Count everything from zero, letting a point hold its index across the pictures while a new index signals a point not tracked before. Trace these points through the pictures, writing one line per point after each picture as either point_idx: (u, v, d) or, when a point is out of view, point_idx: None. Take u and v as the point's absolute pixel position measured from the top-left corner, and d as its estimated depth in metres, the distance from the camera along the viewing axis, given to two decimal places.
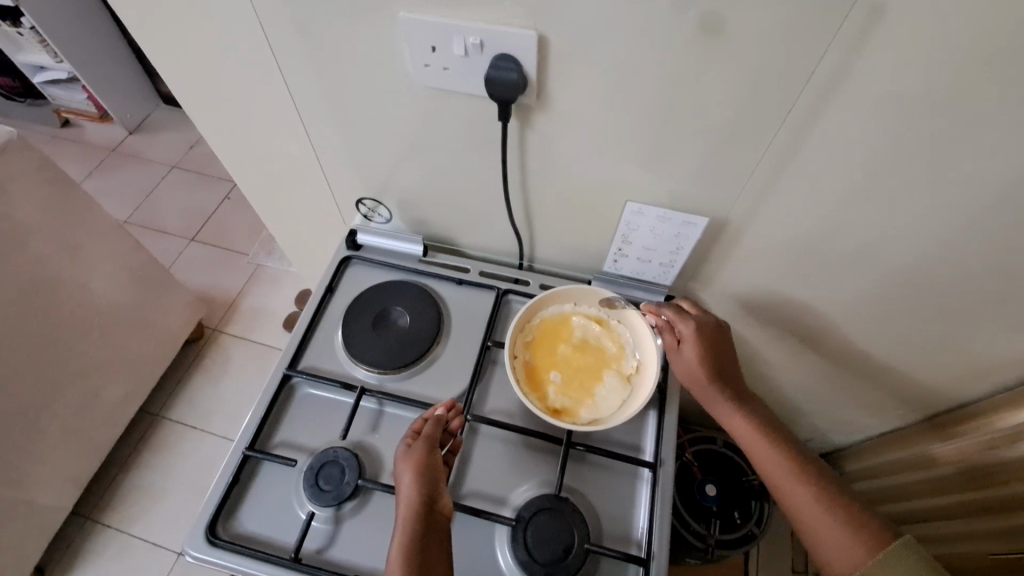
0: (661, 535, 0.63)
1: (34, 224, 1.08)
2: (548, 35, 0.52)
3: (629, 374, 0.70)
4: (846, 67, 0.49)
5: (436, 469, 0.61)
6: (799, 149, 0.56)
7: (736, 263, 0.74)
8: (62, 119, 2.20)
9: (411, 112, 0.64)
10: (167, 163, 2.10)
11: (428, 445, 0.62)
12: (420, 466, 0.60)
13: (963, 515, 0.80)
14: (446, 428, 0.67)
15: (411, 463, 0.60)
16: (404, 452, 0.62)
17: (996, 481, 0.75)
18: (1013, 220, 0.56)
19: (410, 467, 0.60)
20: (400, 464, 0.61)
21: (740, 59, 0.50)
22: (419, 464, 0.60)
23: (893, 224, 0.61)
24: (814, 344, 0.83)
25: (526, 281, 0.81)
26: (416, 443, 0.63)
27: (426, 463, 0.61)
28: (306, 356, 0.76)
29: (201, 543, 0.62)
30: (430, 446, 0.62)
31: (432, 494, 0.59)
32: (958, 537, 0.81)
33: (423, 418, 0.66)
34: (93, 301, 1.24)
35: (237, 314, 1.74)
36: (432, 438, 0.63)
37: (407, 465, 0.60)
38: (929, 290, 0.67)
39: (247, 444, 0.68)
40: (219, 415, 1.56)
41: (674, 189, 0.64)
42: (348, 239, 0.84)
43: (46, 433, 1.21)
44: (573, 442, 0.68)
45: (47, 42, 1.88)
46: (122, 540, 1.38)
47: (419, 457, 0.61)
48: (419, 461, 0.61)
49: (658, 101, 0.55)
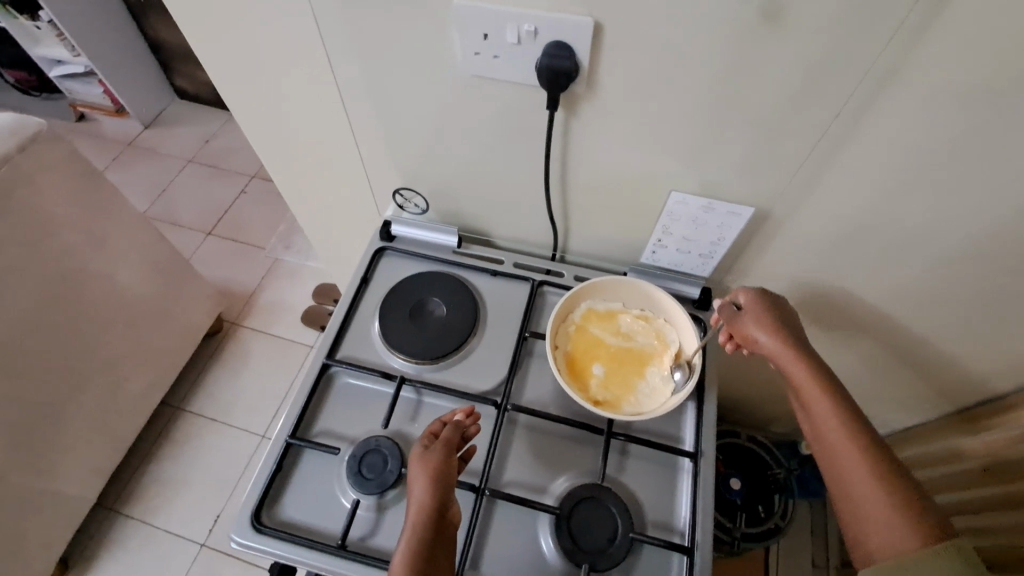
0: (704, 525, 0.63)
1: (63, 216, 1.08)
2: (602, 23, 0.51)
3: (673, 371, 0.70)
4: (907, 56, 0.48)
5: (450, 475, 0.60)
6: (851, 140, 0.56)
7: (775, 254, 0.73)
8: (78, 113, 2.21)
9: (456, 103, 0.64)
10: (183, 157, 2.11)
11: (445, 450, 0.61)
12: (434, 472, 0.59)
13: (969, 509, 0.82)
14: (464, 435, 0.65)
15: (426, 467, 0.59)
16: (419, 454, 0.61)
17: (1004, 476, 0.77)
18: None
19: (425, 470, 0.59)
20: (414, 466, 0.60)
21: (800, 46, 0.49)
22: (433, 470, 0.59)
23: (941, 217, 0.61)
24: (848, 337, 0.83)
25: (560, 273, 0.81)
26: (432, 447, 0.61)
27: (441, 469, 0.60)
28: (344, 346, 0.76)
29: (247, 530, 0.63)
30: (447, 453, 0.61)
31: (444, 501, 0.58)
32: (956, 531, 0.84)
33: (442, 421, 0.65)
34: (117, 295, 1.24)
35: (255, 307, 1.75)
36: (449, 443, 0.62)
37: (422, 467, 0.59)
38: (971, 284, 0.67)
39: (289, 432, 0.69)
40: (239, 407, 1.57)
41: (719, 181, 0.64)
42: (382, 230, 0.84)
43: (72, 424, 1.21)
44: (614, 432, 0.68)
45: (65, 35, 1.87)
46: (146, 531, 1.39)
47: (434, 463, 0.60)
48: (433, 466, 0.59)
49: (711, 91, 0.55)
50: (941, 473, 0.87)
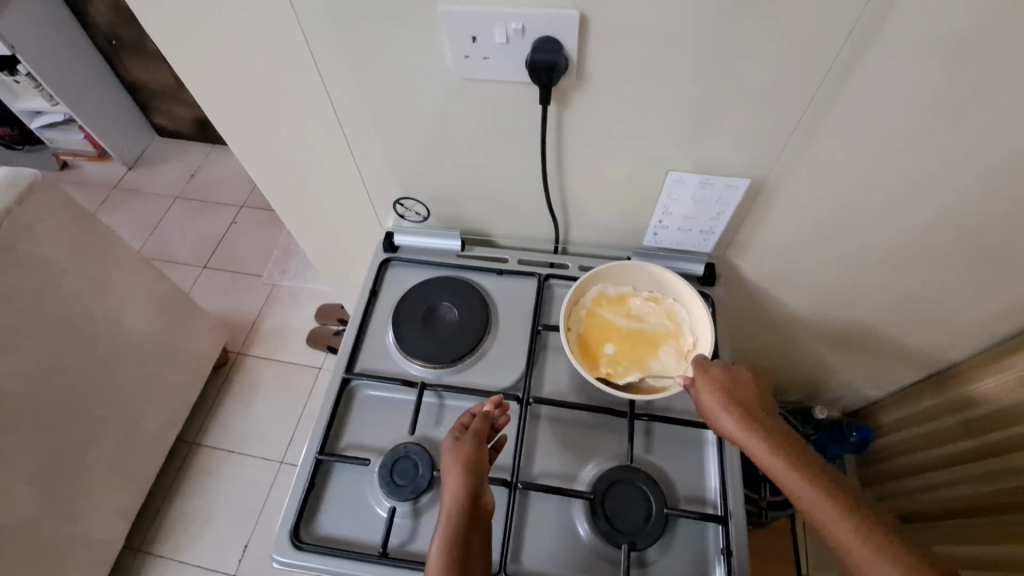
0: (735, 493, 0.65)
1: (65, 262, 1.08)
2: (589, 14, 0.53)
3: (685, 351, 0.71)
4: (885, 15, 0.50)
5: (482, 464, 0.61)
6: (837, 103, 0.57)
7: (774, 224, 0.74)
8: (61, 161, 2.20)
9: (450, 106, 0.65)
10: (171, 194, 2.11)
11: (476, 440, 0.63)
12: (468, 460, 0.60)
13: (990, 455, 0.84)
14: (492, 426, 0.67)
15: (459, 457, 0.61)
16: (451, 445, 0.62)
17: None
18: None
19: (458, 460, 0.61)
20: (448, 456, 0.61)
21: (782, 16, 0.51)
22: (466, 458, 0.61)
23: (930, 171, 0.62)
24: (853, 298, 0.84)
25: (565, 265, 0.82)
26: (464, 437, 0.63)
27: (474, 458, 0.61)
28: (361, 359, 0.77)
29: (287, 549, 0.63)
30: (478, 441, 0.63)
31: (477, 490, 0.59)
32: (977, 478, 0.85)
33: (471, 412, 0.66)
34: (123, 335, 1.24)
35: (260, 335, 1.75)
36: (480, 433, 0.64)
37: (455, 457, 0.61)
38: (967, 232, 0.69)
39: (318, 448, 0.69)
40: (254, 436, 1.57)
41: (713, 157, 0.65)
42: (386, 242, 0.85)
43: (93, 469, 1.21)
44: (637, 414, 0.69)
45: (42, 85, 1.87)
46: (176, 568, 1.39)
47: (467, 451, 0.61)
48: (466, 456, 0.61)
49: (698, 69, 0.56)
50: (959, 421, 0.88)
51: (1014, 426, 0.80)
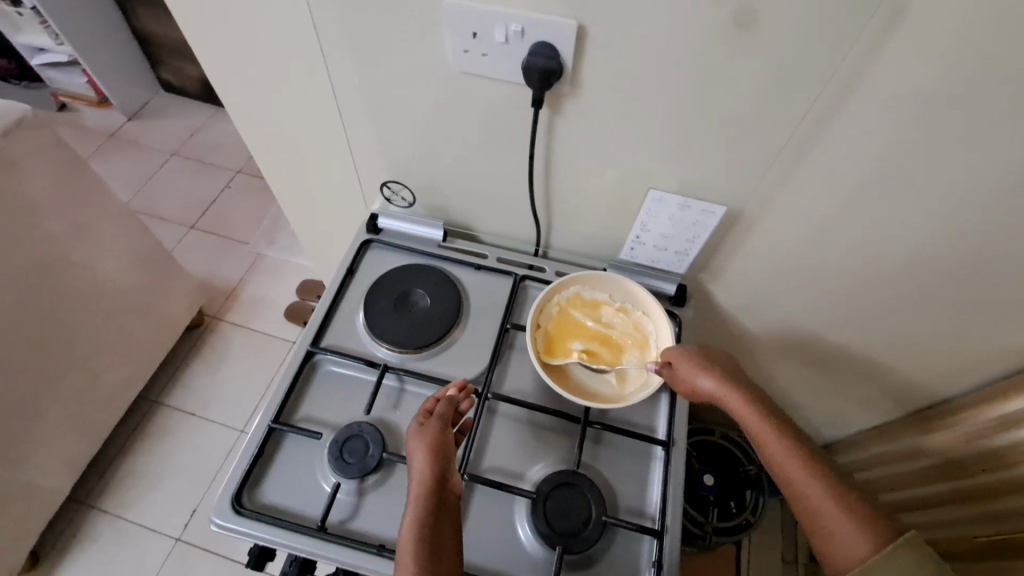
0: (674, 509, 0.66)
1: (46, 203, 1.07)
2: (587, 25, 0.54)
3: (646, 364, 0.73)
4: (866, 65, 0.52)
5: (448, 446, 0.63)
6: (816, 143, 0.59)
7: (747, 254, 0.76)
8: (59, 103, 2.17)
9: (445, 97, 0.66)
10: (167, 150, 2.09)
11: (441, 423, 0.64)
12: (434, 442, 0.62)
13: (946, 502, 0.84)
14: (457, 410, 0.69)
15: (425, 440, 0.62)
16: (417, 429, 0.63)
17: (976, 470, 0.79)
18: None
19: (425, 442, 0.62)
20: (414, 440, 0.62)
21: (770, 53, 0.52)
22: (431, 441, 0.62)
23: (898, 221, 0.64)
24: (816, 336, 0.87)
25: (542, 268, 0.84)
26: (429, 421, 0.64)
27: (440, 440, 0.62)
28: (328, 334, 0.78)
29: (227, 512, 0.64)
30: (443, 425, 0.64)
31: (445, 471, 0.61)
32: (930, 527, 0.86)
33: (434, 397, 0.68)
34: (96, 283, 1.23)
35: (238, 302, 1.74)
36: (445, 417, 0.65)
37: (421, 440, 0.62)
38: (928, 283, 0.71)
39: (272, 417, 0.70)
40: (218, 401, 1.56)
41: (694, 180, 0.67)
42: (370, 223, 0.85)
43: (47, 414, 1.19)
44: (591, 421, 0.70)
45: (50, 24, 1.85)
46: (120, 525, 1.37)
47: (432, 434, 0.63)
48: (432, 438, 0.62)
49: (687, 93, 0.57)
50: (912, 469, 0.89)
51: (967, 477, 0.81)
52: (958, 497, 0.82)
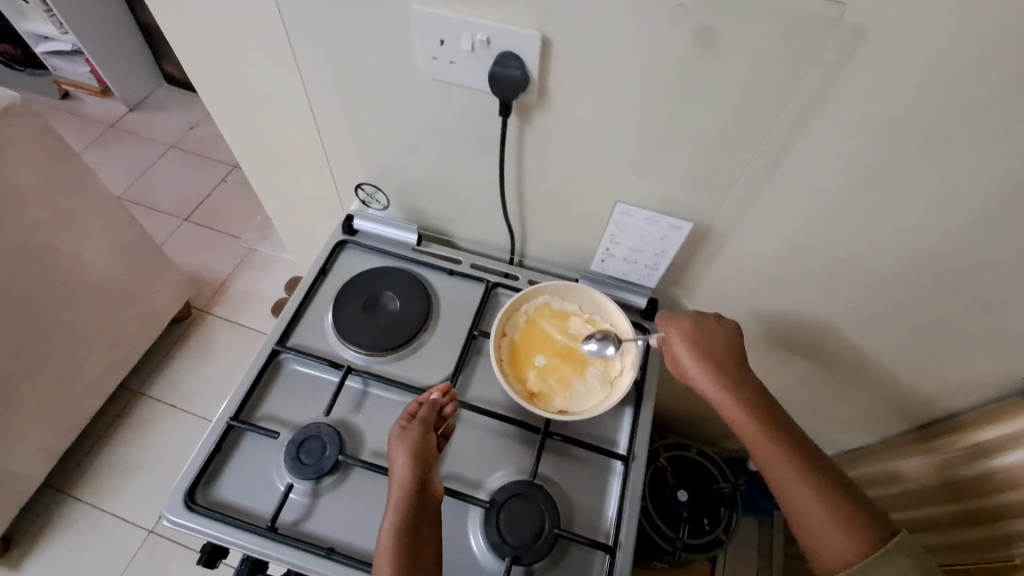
0: (629, 526, 0.65)
1: (30, 190, 1.08)
2: (551, 37, 0.54)
3: (612, 376, 0.72)
4: (827, 88, 0.51)
5: (429, 451, 0.62)
6: (781, 163, 0.59)
7: (719, 269, 0.76)
8: (61, 91, 2.19)
9: (417, 102, 0.66)
10: (166, 142, 2.10)
11: (423, 428, 0.64)
12: (413, 449, 0.61)
13: (928, 528, 0.82)
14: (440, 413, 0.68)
15: (405, 446, 0.62)
16: (398, 434, 0.63)
17: (951, 497, 0.78)
18: (991, 242, 0.59)
19: (406, 448, 0.61)
20: (395, 445, 0.62)
21: (732, 72, 0.52)
22: (412, 445, 0.61)
23: (866, 243, 0.64)
24: (790, 356, 0.86)
25: (516, 276, 0.83)
26: (411, 425, 0.64)
27: (421, 446, 0.62)
28: (295, 334, 0.78)
29: (179, 508, 0.63)
30: (425, 429, 0.64)
31: (425, 476, 0.60)
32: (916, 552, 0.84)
33: (418, 401, 0.67)
34: (80, 271, 1.23)
35: (226, 296, 1.75)
36: (427, 422, 0.65)
37: (402, 446, 0.62)
38: (899, 307, 0.70)
39: (231, 415, 0.69)
40: (200, 394, 1.56)
41: (663, 195, 0.67)
42: (345, 224, 0.85)
43: (23, 400, 1.19)
44: (551, 432, 0.70)
45: (54, 13, 1.87)
46: (93, 515, 1.37)
47: (413, 439, 0.62)
48: (413, 444, 0.62)
49: (653, 108, 0.57)
50: (891, 495, 0.87)
51: (945, 505, 0.79)
52: (939, 524, 0.80)
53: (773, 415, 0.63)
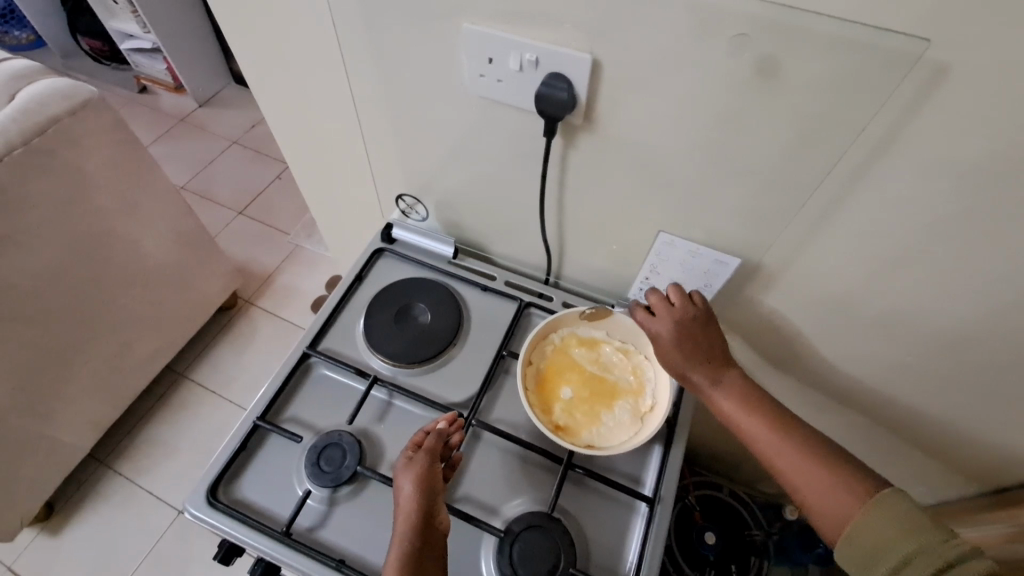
0: (648, 571, 0.62)
1: (99, 179, 1.15)
2: (602, 60, 0.52)
3: (642, 411, 0.69)
4: (900, 128, 0.47)
5: (436, 482, 0.60)
6: (842, 203, 0.55)
7: (767, 308, 0.72)
8: (140, 86, 2.34)
9: (462, 118, 0.66)
10: (228, 138, 2.21)
11: (429, 459, 0.61)
12: (421, 480, 0.59)
13: None
14: (447, 442, 0.66)
15: (412, 477, 0.59)
16: (404, 465, 0.61)
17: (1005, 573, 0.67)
18: None
19: (412, 480, 0.59)
20: (400, 477, 0.60)
21: (793, 106, 0.49)
22: (419, 475, 0.59)
23: (934, 293, 0.59)
24: (837, 403, 0.80)
25: (550, 297, 0.81)
26: (417, 456, 0.61)
27: (428, 477, 0.60)
28: (327, 338, 0.78)
29: (201, 503, 0.65)
30: (431, 459, 0.61)
31: (431, 507, 0.58)
32: None
33: (425, 430, 0.65)
34: (139, 258, 1.30)
35: (271, 289, 1.80)
36: (433, 452, 0.62)
37: (408, 478, 0.59)
38: (969, 363, 0.64)
39: (258, 414, 0.70)
40: (238, 382, 1.61)
41: (710, 227, 0.64)
42: (384, 232, 0.86)
43: (77, 375, 1.27)
44: (573, 464, 0.67)
45: (139, 13, 2.00)
46: (131, 489, 1.43)
47: (420, 470, 0.60)
48: (420, 475, 0.59)
49: (704, 139, 0.55)
50: None
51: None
52: None
53: (756, 397, 0.60)
